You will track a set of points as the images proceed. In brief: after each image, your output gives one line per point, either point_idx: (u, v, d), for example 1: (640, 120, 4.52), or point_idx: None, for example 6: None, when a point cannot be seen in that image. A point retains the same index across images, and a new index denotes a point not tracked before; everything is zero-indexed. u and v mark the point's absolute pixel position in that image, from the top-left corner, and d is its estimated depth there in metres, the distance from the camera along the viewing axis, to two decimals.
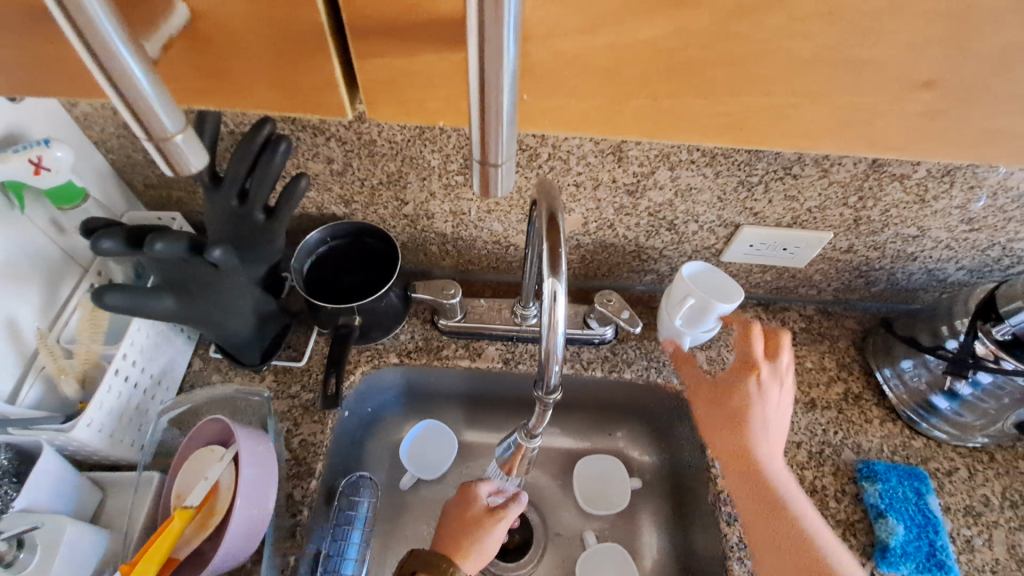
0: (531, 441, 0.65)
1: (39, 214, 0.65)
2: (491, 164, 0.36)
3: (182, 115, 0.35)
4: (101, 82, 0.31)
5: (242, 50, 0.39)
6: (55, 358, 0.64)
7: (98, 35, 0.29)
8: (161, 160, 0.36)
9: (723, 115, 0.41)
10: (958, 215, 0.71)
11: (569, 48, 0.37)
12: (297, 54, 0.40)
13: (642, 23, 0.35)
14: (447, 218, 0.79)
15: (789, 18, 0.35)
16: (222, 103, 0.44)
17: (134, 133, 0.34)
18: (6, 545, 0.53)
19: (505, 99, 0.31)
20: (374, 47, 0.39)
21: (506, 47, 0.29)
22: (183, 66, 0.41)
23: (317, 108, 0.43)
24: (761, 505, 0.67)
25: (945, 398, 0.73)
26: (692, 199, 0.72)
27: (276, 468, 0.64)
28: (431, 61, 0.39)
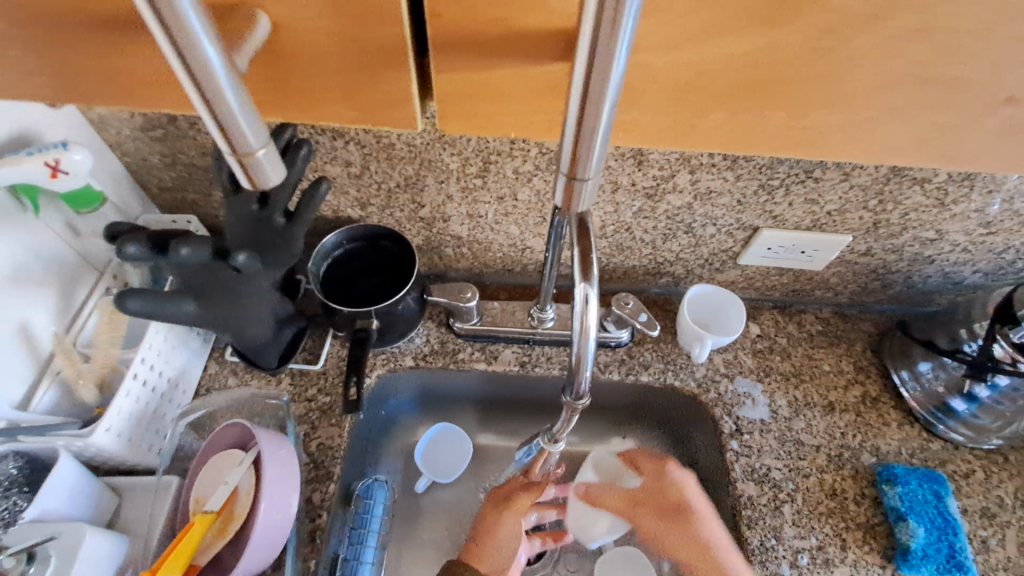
0: (554, 445, 0.64)
1: (54, 217, 0.64)
2: (578, 178, 0.38)
3: (266, 131, 0.35)
4: (192, 97, 0.32)
5: (323, 65, 0.44)
6: (72, 363, 0.63)
7: (197, 53, 0.29)
8: (240, 174, 0.37)
9: (802, 128, 0.46)
10: (975, 218, 0.71)
11: (653, 63, 0.42)
12: (374, 70, 0.44)
13: (729, 40, 0.40)
14: (464, 221, 0.79)
15: (882, 36, 0.39)
16: (294, 112, 0.48)
17: (219, 145, 0.34)
18: (14, 560, 0.52)
19: (602, 122, 0.34)
20: (450, 63, 0.43)
21: (617, 63, 0.30)
22: (268, 77, 0.45)
23: (389, 119, 0.48)
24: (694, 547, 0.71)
25: (963, 401, 0.73)
26: (712, 203, 0.72)
27: (297, 470, 0.64)
28: (512, 75, 0.44)
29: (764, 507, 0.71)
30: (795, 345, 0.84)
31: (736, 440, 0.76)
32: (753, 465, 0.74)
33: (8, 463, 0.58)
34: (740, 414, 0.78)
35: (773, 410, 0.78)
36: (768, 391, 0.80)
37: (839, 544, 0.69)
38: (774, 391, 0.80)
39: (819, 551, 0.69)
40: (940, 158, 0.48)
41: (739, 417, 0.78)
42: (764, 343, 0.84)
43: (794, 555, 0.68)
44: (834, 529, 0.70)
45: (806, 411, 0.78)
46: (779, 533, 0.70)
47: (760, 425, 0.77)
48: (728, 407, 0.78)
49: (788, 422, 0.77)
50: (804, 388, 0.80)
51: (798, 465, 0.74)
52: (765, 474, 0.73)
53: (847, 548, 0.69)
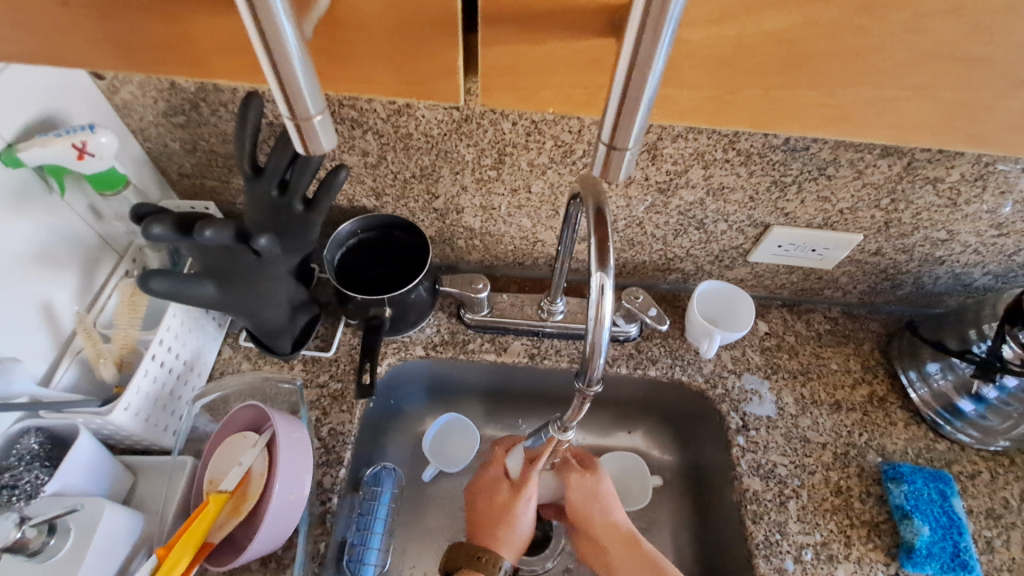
0: (565, 434, 0.65)
1: (78, 198, 0.66)
2: (617, 148, 0.38)
3: (322, 97, 0.36)
4: (260, 57, 0.32)
5: (373, 37, 0.45)
6: (93, 342, 0.65)
7: (270, 14, 0.30)
8: (295, 137, 0.37)
9: (829, 105, 0.47)
10: (987, 219, 0.71)
11: (694, 37, 0.42)
12: (422, 41, 0.45)
13: (771, 14, 0.40)
14: (477, 213, 0.79)
15: (914, 14, 0.40)
16: (341, 87, 0.49)
17: (279, 107, 0.35)
18: (36, 531, 0.52)
19: (647, 92, 0.34)
20: (499, 36, 0.44)
21: (666, 35, 0.31)
22: (320, 53, 0.46)
23: (433, 92, 0.49)
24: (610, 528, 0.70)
25: (970, 402, 0.73)
26: (724, 199, 0.72)
27: (310, 453, 0.65)
28: (555, 48, 0.44)
29: (769, 502, 0.72)
30: (803, 343, 0.84)
31: (742, 435, 0.76)
32: (759, 460, 0.75)
33: (30, 439, 0.59)
34: (747, 410, 0.78)
35: (780, 407, 0.79)
36: (775, 388, 0.80)
37: (843, 541, 0.69)
38: (781, 388, 0.80)
39: (824, 547, 0.69)
40: (964, 139, 0.49)
41: (746, 413, 0.78)
42: (773, 341, 0.84)
43: (798, 550, 0.69)
44: (839, 526, 0.70)
45: (813, 408, 0.79)
46: (784, 528, 0.70)
47: (767, 421, 0.78)
48: (735, 403, 0.79)
49: (795, 419, 0.78)
50: (811, 387, 0.80)
51: (804, 462, 0.75)
52: (770, 469, 0.74)
53: (852, 544, 0.69)
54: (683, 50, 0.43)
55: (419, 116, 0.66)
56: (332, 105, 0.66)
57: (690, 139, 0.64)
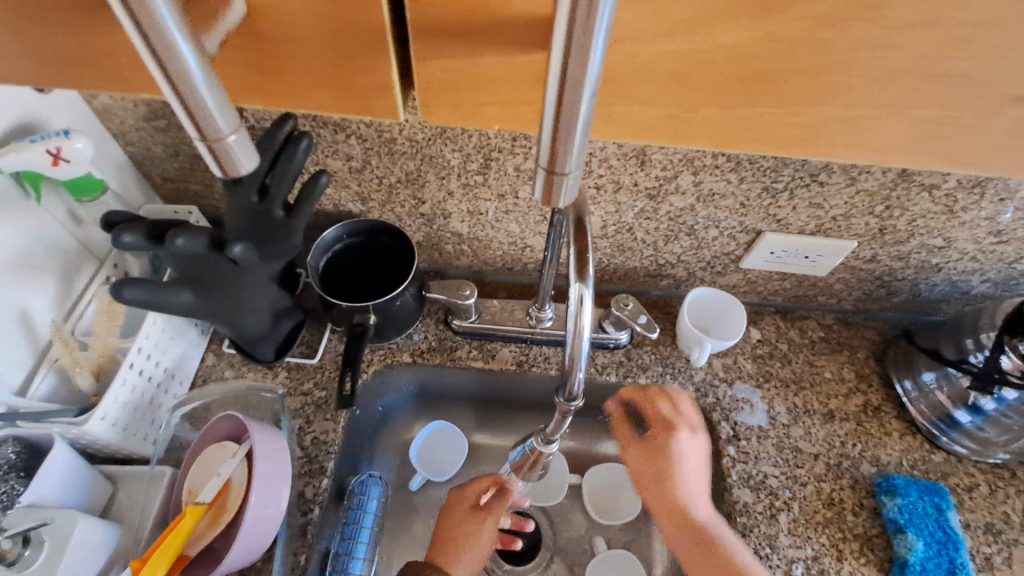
0: (547, 446, 0.64)
1: (56, 205, 0.65)
2: (558, 173, 0.36)
3: (235, 116, 0.34)
4: (157, 77, 0.31)
5: (302, 48, 0.42)
6: (69, 349, 0.64)
7: (161, 33, 0.29)
8: (212, 163, 0.36)
9: (795, 124, 0.44)
10: (986, 226, 0.70)
11: (640, 52, 0.40)
12: (355, 55, 0.42)
13: (724, 28, 0.38)
14: (464, 218, 0.78)
15: (881, 26, 0.37)
16: (272, 103, 0.47)
17: (187, 130, 0.34)
18: (10, 542, 0.52)
19: (582, 111, 0.32)
20: (434, 49, 0.41)
21: (596, 46, 0.29)
22: (243, 66, 0.44)
23: (370, 109, 0.46)
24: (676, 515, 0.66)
25: (968, 413, 0.72)
26: (714, 205, 0.71)
27: (289, 465, 0.64)
28: (496, 63, 0.42)
29: (760, 514, 0.70)
30: (796, 351, 0.83)
31: (733, 445, 0.75)
32: (750, 471, 0.73)
33: (7, 448, 0.58)
34: (738, 419, 0.77)
35: (772, 416, 0.77)
36: (767, 397, 0.79)
37: (835, 556, 0.68)
38: (773, 397, 0.79)
39: (815, 562, 0.68)
40: None
41: (737, 423, 0.77)
42: (765, 349, 0.83)
43: (789, 565, 0.67)
44: (831, 539, 0.69)
45: (805, 418, 0.77)
46: (775, 542, 0.69)
47: (758, 431, 0.76)
48: (726, 412, 0.77)
49: (787, 429, 0.76)
50: (804, 396, 0.79)
51: (797, 473, 0.73)
52: (761, 481, 0.73)
53: (844, 559, 0.68)
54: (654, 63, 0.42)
55: (402, 121, 0.65)
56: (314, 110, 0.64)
57: (679, 145, 0.63)
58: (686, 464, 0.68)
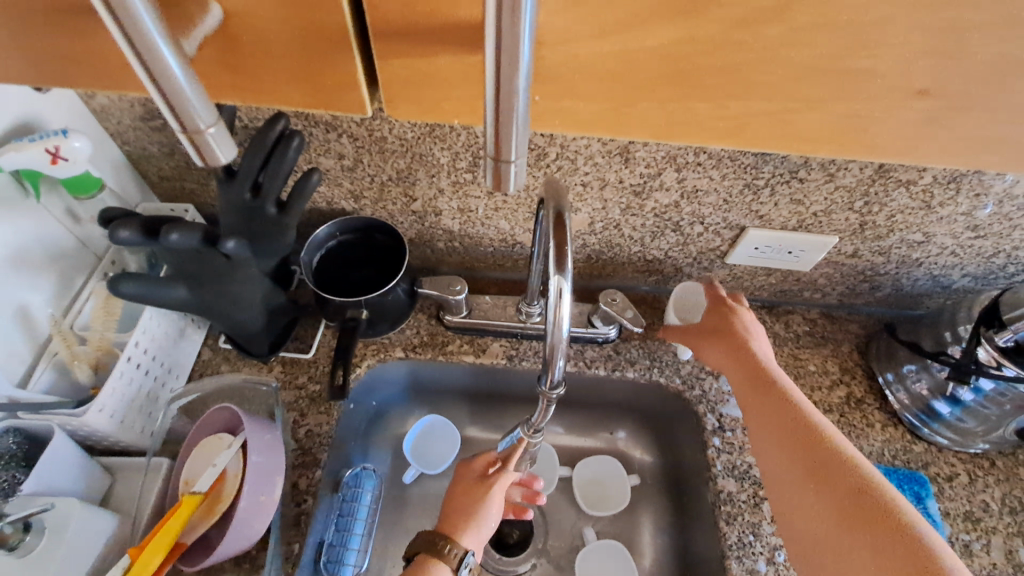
0: (534, 436, 0.65)
1: (55, 203, 0.66)
2: (503, 161, 0.37)
3: (214, 110, 0.36)
4: (139, 74, 0.33)
5: (270, 49, 0.43)
6: (68, 344, 0.66)
7: (140, 32, 0.30)
8: (193, 153, 0.38)
9: (727, 118, 0.44)
10: (963, 222, 0.71)
11: (582, 52, 0.40)
12: (321, 55, 0.43)
13: (652, 30, 0.38)
14: (455, 215, 0.80)
15: (790, 28, 0.37)
16: (248, 99, 0.48)
17: (169, 122, 0.35)
18: (12, 528, 0.54)
19: (518, 103, 0.33)
20: (392, 50, 0.42)
21: (523, 45, 0.30)
22: (215, 65, 0.44)
23: (341, 105, 0.47)
24: (785, 421, 0.60)
25: (947, 404, 0.73)
26: (698, 201, 0.72)
27: (283, 456, 0.66)
28: (448, 62, 0.43)
29: (744, 503, 0.72)
30: (782, 345, 0.85)
31: (719, 436, 0.77)
32: (735, 462, 0.75)
33: (8, 439, 0.60)
34: (724, 411, 0.79)
35: None
36: None
37: None
38: None
39: None
40: None
41: (723, 414, 0.78)
42: None
43: (772, 551, 0.69)
44: None
45: None
46: (759, 530, 0.70)
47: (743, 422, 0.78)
48: (712, 404, 0.79)
49: None
50: None
51: None
52: (746, 470, 0.74)
53: None
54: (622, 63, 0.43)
55: (391, 120, 0.66)
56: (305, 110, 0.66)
57: (661, 143, 0.64)
58: (759, 338, 0.72)
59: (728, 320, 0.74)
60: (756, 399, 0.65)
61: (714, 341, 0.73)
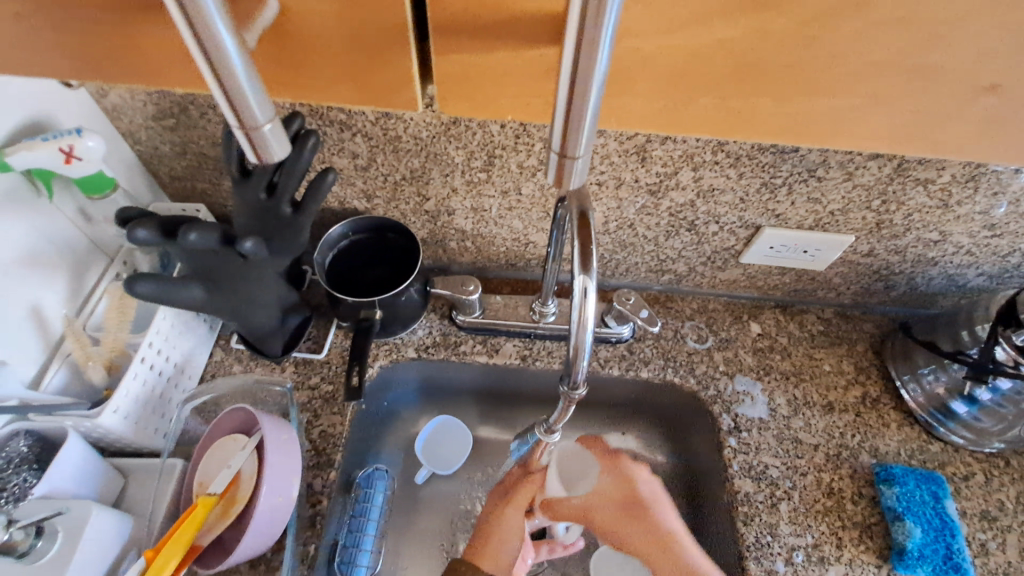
0: (550, 436, 0.64)
1: (66, 202, 0.66)
2: (568, 156, 0.38)
3: (271, 105, 0.36)
4: (203, 69, 0.32)
5: (329, 47, 0.45)
6: (81, 345, 0.65)
7: (207, 25, 0.30)
8: (247, 148, 0.37)
9: (786, 114, 0.47)
10: (980, 220, 0.71)
11: (644, 47, 0.42)
12: (378, 52, 0.45)
13: (720, 24, 0.40)
14: (468, 215, 0.79)
15: (865, 22, 0.39)
16: (299, 95, 0.49)
17: (227, 118, 0.35)
18: (23, 533, 0.53)
19: (591, 102, 0.34)
20: (452, 45, 0.44)
21: (603, 45, 0.31)
22: (273, 61, 0.46)
23: (392, 103, 0.49)
24: (653, 541, 0.71)
25: (963, 403, 0.73)
26: (714, 200, 0.72)
27: (299, 456, 0.65)
28: (507, 58, 0.44)
29: (761, 503, 0.72)
30: (796, 344, 0.84)
31: (735, 437, 0.76)
32: (751, 462, 0.74)
33: (19, 442, 0.59)
34: (739, 411, 0.78)
35: (773, 408, 0.79)
36: (767, 389, 0.80)
37: (835, 543, 0.69)
38: (774, 389, 0.80)
39: (815, 549, 0.69)
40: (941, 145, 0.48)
41: (738, 414, 0.78)
42: (766, 342, 0.84)
43: (790, 552, 0.69)
44: (830, 527, 0.70)
45: (805, 409, 0.79)
46: (776, 530, 0.70)
47: (759, 422, 0.77)
48: (727, 404, 0.79)
49: (787, 421, 0.78)
50: (804, 387, 0.80)
51: (797, 463, 0.74)
52: (762, 471, 0.74)
53: (844, 546, 0.69)
54: (640, 58, 0.43)
55: (407, 119, 0.66)
56: (320, 109, 0.65)
57: (679, 141, 0.64)
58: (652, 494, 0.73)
59: (626, 489, 0.72)
60: (631, 526, 0.72)
61: (616, 511, 0.72)
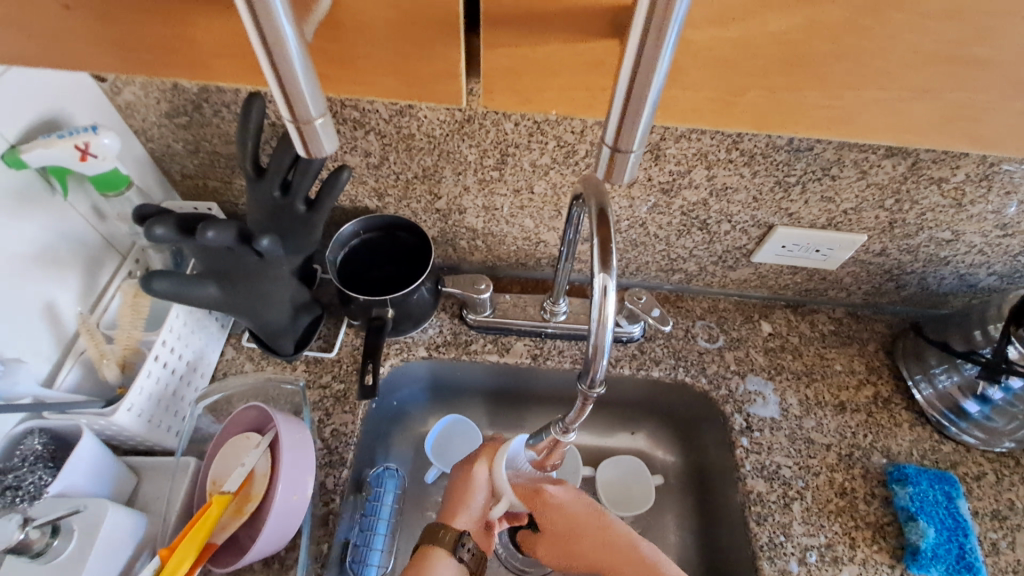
0: (566, 436, 0.64)
1: (81, 200, 0.66)
2: (621, 150, 0.38)
3: (324, 100, 0.36)
4: (261, 61, 0.32)
5: (377, 40, 0.44)
6: (96, 343, 0.65)
7: (272, 20, 0.30)
8: (297, 142, 0.37)
9: (833, 107, 0.47)
10: (993, 220, 0.71)
11: (699, 38, 0.42)
12: (422, 44, 0.45)
13: (774, 15, 0.40)
14: (480, 213, 0.79)
15: (919, 14, 0.39)
16: (346, 88, 0.49)
17: (280, 112, 0.35)
18: (39, 532, 0.53)
19: (651, 95, 0.34)
20: (500, 37, 0.43)
21: (667, 45, 0.32)
22: (322, 54, 0.46)
23: (434, 96, 0.49)
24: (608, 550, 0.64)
25: (976, 403, 0.73)
26: (727, 199, 0.72)
27: (313, 454, 0.65)
28: (558, 50, 0.44)
29: (774, 503, 0.71)
30: (807, 343, 0.84)
31: (746, 436, 0.76)
32: (763, 461, 0.74)
33: (34, 440, 0.59)
34: (751, 410, 0.78)
35: (784, 408, 0.78)
36: (779, 389, 0.80)
37: (848, 543, 0.69)
38: (785, 389, 0.80)
39: (829, 549, 0.69)
40: (967, 140, 0.48)
41: (750, 414, 0.78)
42: (776, 342, 0.84)
43: (803, 552, 0.68)
44: (843, 527, 0.70)
45: (817, 409, 0.78)
46: (788, 530, 0.70)
47: (771, 422, 0.77)
48: (739, 403, 0.79)
49: (799, 421, 0.78)
50: (815, 387, 0.80)
51: (808, 463, 0.74)
52: (775, 470, 0.74)
53: (857, 546, 0.69)
54: (686, 51, 0.43)
55: (421, 117, 0.66)
56: (335, 107, 0.65)
57: (694, 139, 0.64)
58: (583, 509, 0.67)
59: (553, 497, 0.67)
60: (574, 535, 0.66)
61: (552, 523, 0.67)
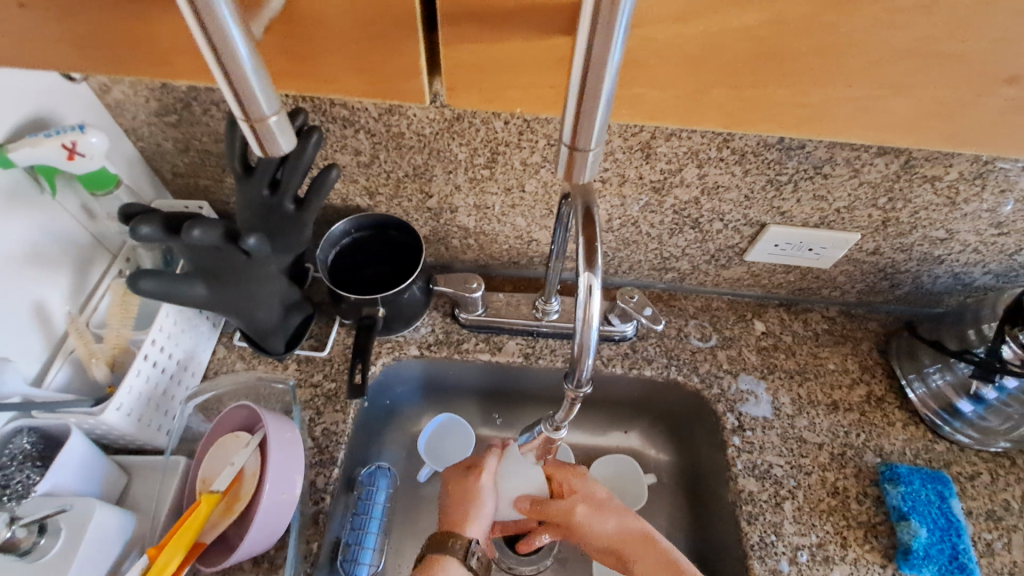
0: (557, 433, 0.64)
1: (70, 199, 0.66)
2: (580, 148, 0.39)
3: (277, 99, 0.36)
4: (208, 60, 0.32)
5: (335, 36, 0.44)
6: (85, 342, 0.65)
7: (217, 21, 0.30)
8: (252, 141, 0.37)
9: (807, 103, 0.46)
10: (987, 218, 0.70)
11: (661, 34, 0.41)
12: (387, 40, 0.44)
13: (738, 11, 0.39)
14: (471, 212, 0.79)
15: (886, 9, 0.39)
16: (304, 87, 0.49)
17: (233, 112, 0.35)
18: (26, 530, 0.53)
19: (606, 87, 0.34)
20: (462, 34, 0.43)
21: (616, 38, 0.31)
22: (278, 52, 0.46)
23: (400, 91, 0.49)
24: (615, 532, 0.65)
25: (970, 403, 0.72)
26: (719, 198, 0.71)
27: (302, 452, 0.65)
28: (526, 48, 0.44)
29: (765, 503, 0.71)
30: (801, 343, 0.84)
31: (738, 436, 0.76)
32: (755, 461, 0.74)
33: (22, 439, 0.59)
34: (743, 410, 0.78)
35: (776, 407, 0.78)
36: (771, 388, 0.80)
37: (839, 542, 0.69)
38: (777, 388, 0.80)
39: (819, 549, 0.68)
40: (948, 137, 0.48)
41: (742, 413, 0.77)
42: (770, 341, 0.84)
43: (794, 552, 0.68)
44: (835, 527, 0.70)
45: (810, 408, 0.78)
46: (780, 530, 0.70)
47: (763, 421, 0.77)
48: (731, 403, 0.78)
49: (791, 420, 0.77)
50: (808, 386, 0.80)
51: (801, 462, 0.74)
52: (766, 470, 0.73)
53: (848, 545, 0.69)
54: (650, 48, 0.42)
55: (410, 115, 0.65)
56: (323, 105, 0.65)
57: (683, 138, 0.64)
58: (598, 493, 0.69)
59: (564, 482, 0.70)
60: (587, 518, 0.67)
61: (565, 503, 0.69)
